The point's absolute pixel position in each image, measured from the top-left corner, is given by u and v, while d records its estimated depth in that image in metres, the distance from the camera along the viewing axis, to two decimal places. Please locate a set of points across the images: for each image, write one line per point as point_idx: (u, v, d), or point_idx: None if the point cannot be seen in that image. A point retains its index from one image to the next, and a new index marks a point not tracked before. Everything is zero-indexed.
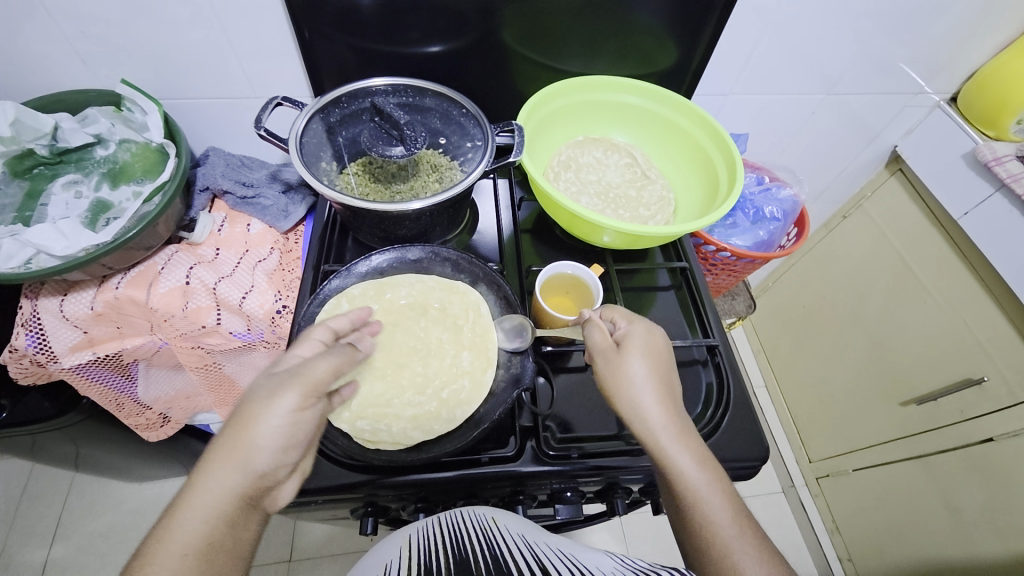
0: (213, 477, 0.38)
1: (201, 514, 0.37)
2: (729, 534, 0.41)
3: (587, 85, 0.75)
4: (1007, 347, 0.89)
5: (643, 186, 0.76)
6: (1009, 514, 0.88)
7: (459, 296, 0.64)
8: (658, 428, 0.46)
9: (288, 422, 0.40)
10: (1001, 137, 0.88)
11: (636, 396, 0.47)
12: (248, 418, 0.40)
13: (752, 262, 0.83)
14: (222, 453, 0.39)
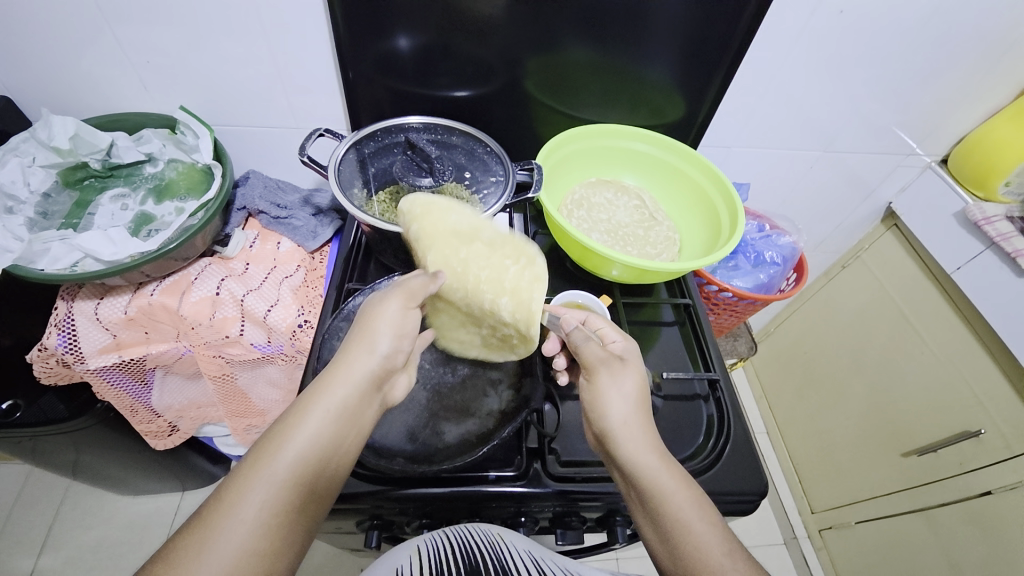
0: (342, 363, 0.46)
1: (334, 395, 0.43)
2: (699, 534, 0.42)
3: (602, 131, 0.82)
4: (1002, 399, 0.91)
5: (650, 227, 0.81)
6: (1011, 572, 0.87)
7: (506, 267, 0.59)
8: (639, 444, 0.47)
9: (403, 314, 0.50)
10: (990, 198, 0.93)
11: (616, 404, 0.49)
12: (371, 317, 0.49)
13: (753, 303, 0.86)
14: (349, 344, 0.47)
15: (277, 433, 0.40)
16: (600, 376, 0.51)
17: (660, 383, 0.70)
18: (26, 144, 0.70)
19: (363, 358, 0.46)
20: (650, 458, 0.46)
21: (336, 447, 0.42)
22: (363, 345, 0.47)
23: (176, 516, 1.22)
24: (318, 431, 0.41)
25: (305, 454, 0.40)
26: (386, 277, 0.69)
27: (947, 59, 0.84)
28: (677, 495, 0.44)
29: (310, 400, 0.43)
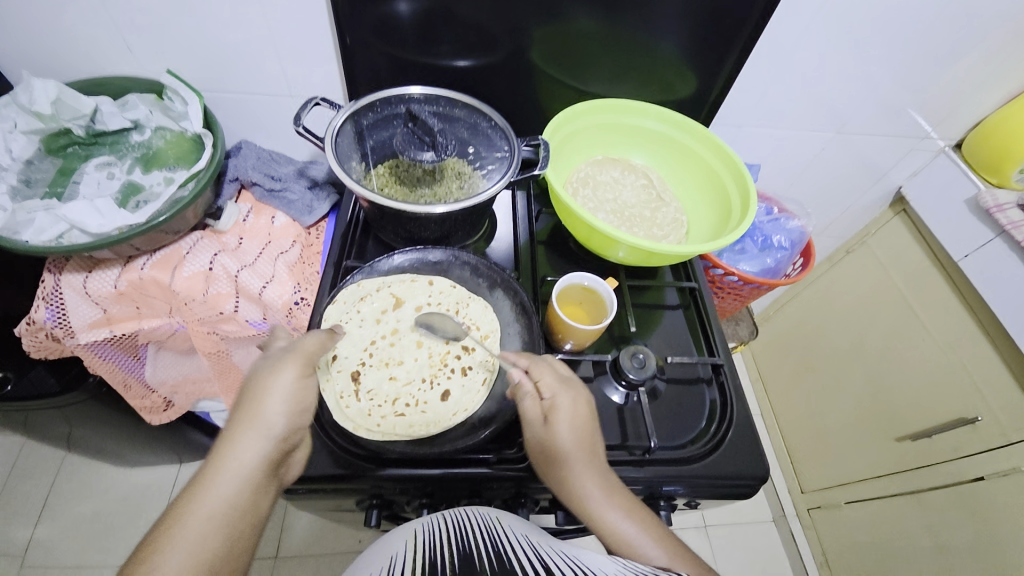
0: (227, 450, 0.42)
1: (215, 499, 0.40)
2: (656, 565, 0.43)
3: (611, 107, 0.78)
4: (1002, 388, 0.91)
5: (657, 207, 0.78)
6: (997, 554, 0.89)
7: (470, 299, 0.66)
8: (589, 496, 0.47)
9: (295, 387, 0.46)
10: (1004, 185, 0.92)
11: (564, 464, 0.48)
12: (256, 390, 0.45)
13: (758, 288, 0.85)
14: (233, 430, 0.43)
15: (149, 556, 0.37)
16: (546, 434, 0.50)
17: (664, 367, 0.69)
18: (5, 108, 0.66)
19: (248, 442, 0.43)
20: (597, 500, 0.47)
21: (224, 554, 0.39)
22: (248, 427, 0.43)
23: (173, 489, 1.23)
24: (197, 541, 0.38)
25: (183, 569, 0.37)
26: (386, 257, 0.66)
27: (972, 38, 0.80)
28: (631, 533, 0.45)
29: (194, 499, 0.40)
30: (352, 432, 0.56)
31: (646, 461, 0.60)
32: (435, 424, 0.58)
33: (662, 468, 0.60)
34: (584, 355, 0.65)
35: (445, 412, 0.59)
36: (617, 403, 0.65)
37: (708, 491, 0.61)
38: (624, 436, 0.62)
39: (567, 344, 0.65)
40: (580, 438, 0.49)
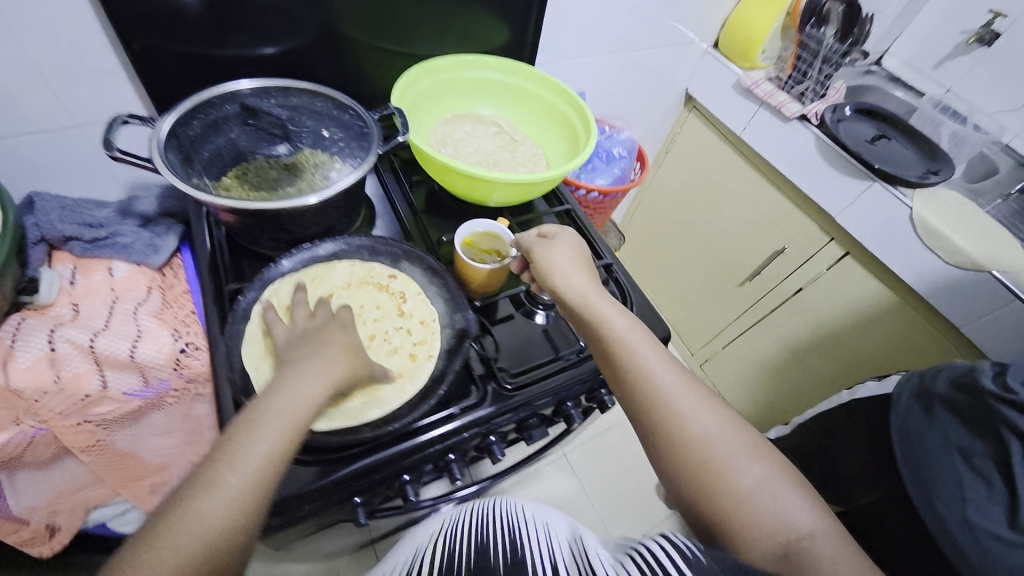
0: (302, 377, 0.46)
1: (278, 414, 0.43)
2: (634, 341, 0.55)
3: (450, 64, 0.82)
4: (792, 219, 1.19)
5: (515, 148, 0.86)
6: (827, 338, 1.19)
7: (402, 284, 0.66)
8: (584, 289, 0.60)
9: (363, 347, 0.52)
10: (754, 66, 1.16)
11: (563, 268, 0.62)
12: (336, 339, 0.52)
13: (615, 197, 0.99)
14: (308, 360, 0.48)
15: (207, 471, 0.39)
16: (548, 250, 0.64)
17: None
18: None
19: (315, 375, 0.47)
20: (587, 296, 0.60)
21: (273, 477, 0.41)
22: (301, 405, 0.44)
23: None
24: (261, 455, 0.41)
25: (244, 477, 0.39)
26: (274, 266, 0.61)
27: None
28: (619, 322, 0.57)
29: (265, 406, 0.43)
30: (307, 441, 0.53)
31: (584, 360, 0.66)
32: (377, 397, 0.57)
33: None
34: (499, 296, 0.71)
35: (382, 381, 0.58)
36: (541, 324, 0.71)
37: None
38: (557, 347, 0.68)
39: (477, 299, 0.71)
40: (585, 273, 0.63)
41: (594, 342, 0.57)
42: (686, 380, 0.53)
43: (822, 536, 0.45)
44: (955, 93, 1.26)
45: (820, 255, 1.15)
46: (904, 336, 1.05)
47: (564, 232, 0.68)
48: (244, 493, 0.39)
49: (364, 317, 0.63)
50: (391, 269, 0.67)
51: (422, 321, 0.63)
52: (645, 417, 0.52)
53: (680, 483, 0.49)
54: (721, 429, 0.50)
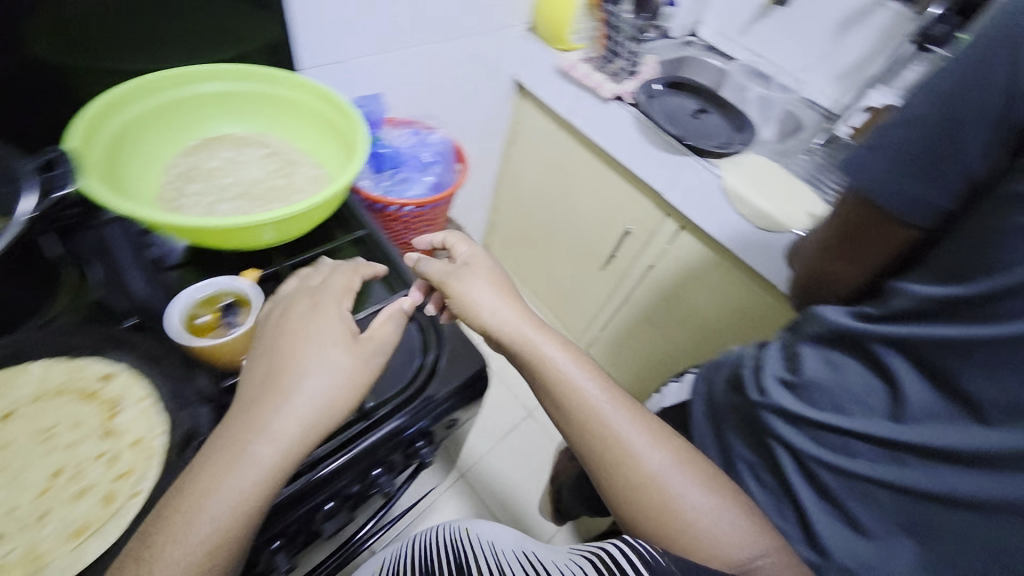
0: (279, 402, 0.44)
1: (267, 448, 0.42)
2: (571, 375, 0.53)
3: (150, 87, 0.64)
4: (630, 198, 1.17)
5: (289, 171, 0.72)
6: (682, 311, 1.20)
7: (118, 387, 0.47)
8: (516, 324, 0.56)
9: (337, 369, 0.47)
10: (569, 47, 1.13)
11: (480, 299, 0.57)
12: (284, 358, 0.47)
13: (436, 206, 0.89)
14: (262, 393, 0.45)
15: (157, 544, 0.37)
16: (451, 290, 0.58)
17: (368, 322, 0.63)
18: None
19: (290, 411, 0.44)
20: (529, 329, 0.56)
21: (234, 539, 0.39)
22: (295, 397, 0.44)
23: None
24: (221, 516, 0.39)
25: (214, 525, 0.38)
26: None
27: None
28: (554, 354, 0.54)
29: (221, 459, 0.41)
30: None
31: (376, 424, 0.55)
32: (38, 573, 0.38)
33: (398, 417, 0.55)
34: None
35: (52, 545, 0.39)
36: None
37: (440, 412, 0.59)
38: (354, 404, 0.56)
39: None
40: (514, 303, 0.58)
41: (534, 377, 0.55)
42: (636, 415, 0.52)
43: (727, 511, 0.48)
44: (762, 57, 1.32)
45: (660, 232, 1.15)
46: (740, 302, 1.06)
47: (472, 254, 0.63)
48: (208, 554, 0.38)
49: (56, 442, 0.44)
50: (107, 366, 0.48)
51: (137, 440, 0.44)
52: (575, 431, 0.52)
53: (611, 486, 0.50)
54: (646, 442, 0.50)
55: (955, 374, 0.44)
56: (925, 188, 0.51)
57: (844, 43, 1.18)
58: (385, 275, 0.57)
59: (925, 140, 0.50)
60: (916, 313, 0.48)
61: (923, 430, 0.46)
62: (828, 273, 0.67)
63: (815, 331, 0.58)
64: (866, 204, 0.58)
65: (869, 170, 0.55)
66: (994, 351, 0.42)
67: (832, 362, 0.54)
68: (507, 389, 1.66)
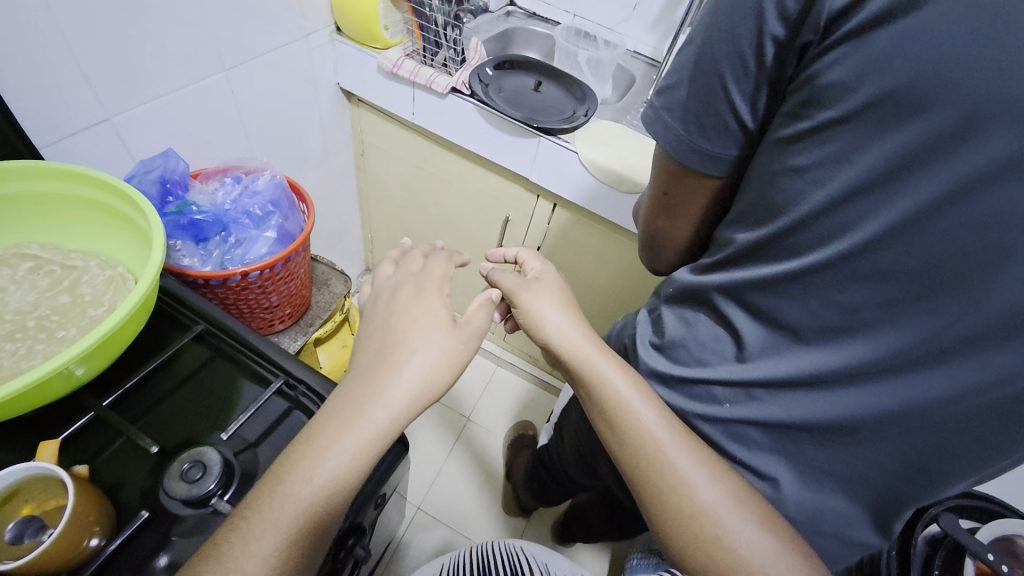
0: (370, 397, 0.48)
1: (348, 435, 0.45)
2: (629, 400, 0.55)
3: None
4: (499, 187, 1.14)
5: (75, 282, 0.56)
6: (578, 282, 1.22)
7: None
8: (582, 348, 0.59)
9: (436, 355, 0.52)
10: (387, 45, 1.02)
11: (546, 317, 0.62)
12: (394, 339, 0.53)
13: (287, 261, 0.77)
14: (381, 364, 0.50)
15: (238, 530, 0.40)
16: (525, 306, 0.64)
17: (244, 438, 0.54)
18: None
19: (376, 412, 0.47)
20: (592, 355, 0.58)
21: (313, 527, 0.42)
22: (406, 369, 0.50)
23: None
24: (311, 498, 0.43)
25: (300, 508, 0.42)
26: None
27: None
28: (614, 378, 0.56)
29: (309, 444, 0.45)
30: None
31: None
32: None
33: None
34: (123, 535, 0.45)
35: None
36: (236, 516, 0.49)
37: (365, 496, 0.55)
38: None
39: (97, 537, 0.44)
40: (578, 322, 0.62)
41: (593, 399, 0.57)
42: (699, 455, 0.52)
43: (783, 556, 0.47)
44: (583, 17, 1.34)
45: (537, 215, 1.14)
46: (629, 260, 1.09)
47: (545, 274, 0.70)
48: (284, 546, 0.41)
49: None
50: None
51: None
52: (615, 435, 0.55)
53: (650, 501, 0.52)
54: (699, 474, 0.51)
55: (769, 310, 0.51)
56: (707, 138, 0.54)
57: None
58: (392, 285, 0.62)
59: (699, 103, 0.53)
60: (734, 258, 0.54)
61: (759, 363, 0.53)
62: (659, 228, 0.69)
63: (669, 292, 0.64)
64: (669, 165, 0.60)
65: (670, 128, 0.56)
66: (792, 287, 0.48)
67: (685, 318, 0.61)
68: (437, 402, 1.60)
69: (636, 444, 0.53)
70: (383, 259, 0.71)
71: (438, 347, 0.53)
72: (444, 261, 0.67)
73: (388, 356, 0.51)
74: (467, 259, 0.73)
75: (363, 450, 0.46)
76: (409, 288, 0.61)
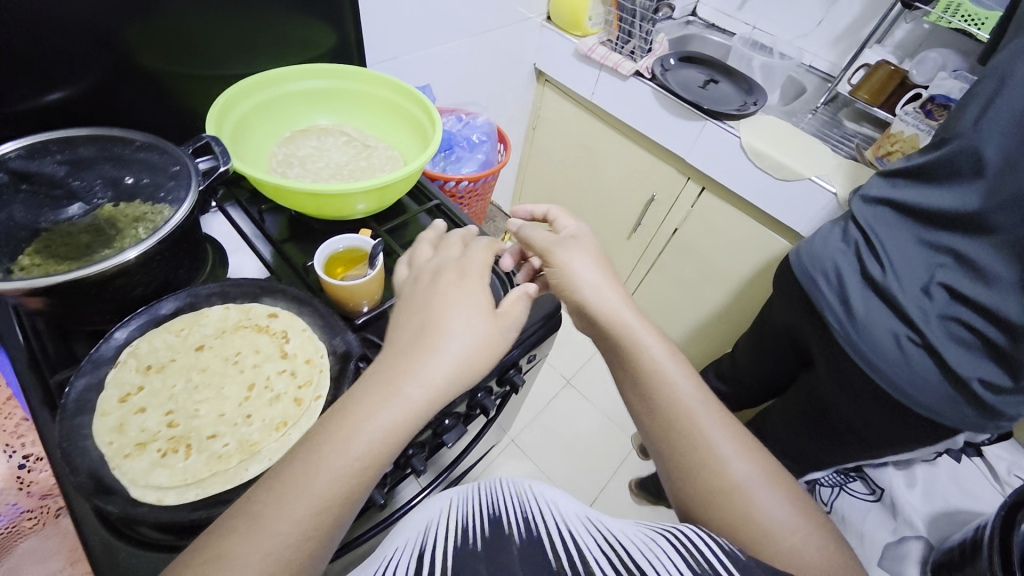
0: (403, 378, 0.41)
1: (385, 410, 0.40)
2: (682, 383, 0.51)
3: (246, 90, 0.74)
4: (653, 168, 1.28)
5: (369, 154, 0.82)
6: (706, 267, 1.30)
7: (289, 321, 0.58)
8: (632, 325, 0.55)
9: (477, 337, 0.45)
10: (586, 33, 1.22)
11: (585, 287, 0.57)
12: (434, 322, 0.45)
13: (486, 180, 0.99)
14: (408, 348, 0.43)
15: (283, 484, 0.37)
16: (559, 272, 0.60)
17: None
18: None
19: (413, 390, 0.41)
20: (636, 327, 0.55)
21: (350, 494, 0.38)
22: (442, 355, 0.43)
23: None
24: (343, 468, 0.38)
25: (333, 477, 0.37)
26: (114, 323, 0.56)
27: None
28: (661, 358, 0.53)
29: (347, 419, 0.39)
30: (177, 523, 0.44)
31: None
32: (257, 452, 0.49)
33: None
34: (385, 306, 0.65)
35: (261, 436, 0.50)
36: None
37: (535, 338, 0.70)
38: None
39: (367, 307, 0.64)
40: (616, 288, 0.58)
41: (638, 388, 0.52)
42: (754, 452, 0.49)
43: (810, 533, 0.44)
44: (762, 30, 1.42)
45: (683, 196, 1.25)
46: (767, 250, 1.15)
47: (580, 233, 0.65)
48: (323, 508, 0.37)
49: (245, 361, 0.56)
50: (270, 307, 0.60)
51: (312, 359, 0.55)
52: (657, 428, 0.51)
53: (680, 472, 0.48)
54: (731, 449, 0.48)
55: (977, 167, 0.72)
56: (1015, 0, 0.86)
57: (836, 10, 1.28)
58: (435, 267, 0.52)
59: None
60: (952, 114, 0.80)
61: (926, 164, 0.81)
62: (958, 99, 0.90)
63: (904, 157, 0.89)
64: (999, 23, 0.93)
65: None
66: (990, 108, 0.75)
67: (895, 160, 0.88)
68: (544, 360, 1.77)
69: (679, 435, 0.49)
70: (419, 241, 0.59)
71: (473, 324, 0.45)
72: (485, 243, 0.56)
73: (421, 343, 0.43)
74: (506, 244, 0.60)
75: (396, 427, 0.40)
76: (449, 272, 0.50)
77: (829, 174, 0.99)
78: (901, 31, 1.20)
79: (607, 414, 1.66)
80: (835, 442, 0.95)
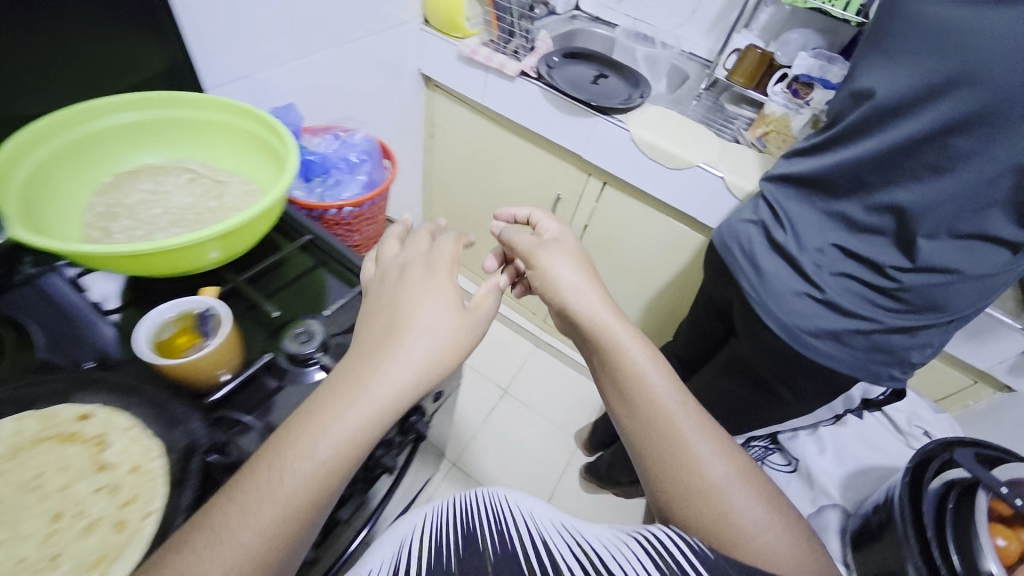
0: (375, 371, 0.43)
1: (355, 407, 0.41)
2: (645, 372, 0.54)
3: (40, 134, 0.60)
4: (554, 168, 1.25)
5: (220, 193, 0.71)
6: (620, 261, 1.30)
7: (108, 421, 0.47)
8: (600, 317, 0.58)
9: (446, 329, 0.47)
10: (467, 34, 1.17)
11: (561, 280, 0.62)
12: (405, 316, 0.47)
13: (372, 203, 0.90)
14: (388, 337, 0.46)
15: (247, 487, 0.37)
16: (538, 267, 0.65)
17: (338, 322, 0.64)
18: None
19: (379, 387, 0.42)
20: (609, 322, 0.57)
21: (321, 496, 0.39)
22: (410, 347, 0.45)
23: None
24: (313, 468, 0.39)
25: (301, 477, 0.38)
26: None
27: None
28: (629, 348, 0.55)
29: (313, 419, 0.40)
30: None
31: None
32: None
33: None
34: (247, 372, 0.56)
35: None
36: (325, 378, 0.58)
37: None
38: None
39: (226, 373, 0.55)
40: (592, 285, 0.62)
41: (608, 372, 0.56)
42: (720, 445, 0.49)
43: (784, 531, 0.43)
44: (643, 21, 1.44)
45: (587, 194, 1.24)
46: (673, 238, 1.16)
47: (562, 232, 0.70)
48: (286, 511, 0.37)
49: (47, 486, 0.44)
50: (82, 408, 0.48)
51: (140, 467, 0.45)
52: (626, 412, 0.54)
53: (650, 453, 0.49)
54: (709, 450, 0.48)
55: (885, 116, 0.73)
56: None
57: None
58: (401, 263, 0.55)
59: None
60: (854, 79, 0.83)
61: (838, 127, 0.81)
62: None
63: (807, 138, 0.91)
64: None
65: None
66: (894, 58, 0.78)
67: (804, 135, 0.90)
68: (478, 374, 1.71)
69: (644, 423, 0.51)
70: (387, 234, 0.62)
71: (442, 317, 0.48)
72: (447, 237, 0.59)
73: (398, 334, 0.46)
74: (474, 240, 0.63)
75: (360, 429, 0.41)
76: (415, 267, 0.54)
77: (718, 160, 1.00)
78: (765, 15, 1.25)
79: (547, 418, 1.63)
80: (754, 408, 0.99)
